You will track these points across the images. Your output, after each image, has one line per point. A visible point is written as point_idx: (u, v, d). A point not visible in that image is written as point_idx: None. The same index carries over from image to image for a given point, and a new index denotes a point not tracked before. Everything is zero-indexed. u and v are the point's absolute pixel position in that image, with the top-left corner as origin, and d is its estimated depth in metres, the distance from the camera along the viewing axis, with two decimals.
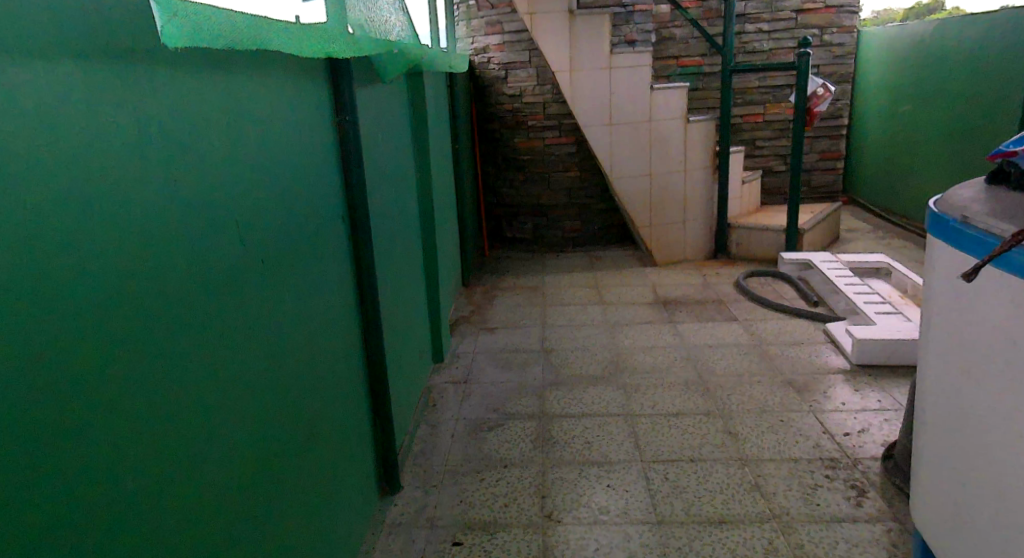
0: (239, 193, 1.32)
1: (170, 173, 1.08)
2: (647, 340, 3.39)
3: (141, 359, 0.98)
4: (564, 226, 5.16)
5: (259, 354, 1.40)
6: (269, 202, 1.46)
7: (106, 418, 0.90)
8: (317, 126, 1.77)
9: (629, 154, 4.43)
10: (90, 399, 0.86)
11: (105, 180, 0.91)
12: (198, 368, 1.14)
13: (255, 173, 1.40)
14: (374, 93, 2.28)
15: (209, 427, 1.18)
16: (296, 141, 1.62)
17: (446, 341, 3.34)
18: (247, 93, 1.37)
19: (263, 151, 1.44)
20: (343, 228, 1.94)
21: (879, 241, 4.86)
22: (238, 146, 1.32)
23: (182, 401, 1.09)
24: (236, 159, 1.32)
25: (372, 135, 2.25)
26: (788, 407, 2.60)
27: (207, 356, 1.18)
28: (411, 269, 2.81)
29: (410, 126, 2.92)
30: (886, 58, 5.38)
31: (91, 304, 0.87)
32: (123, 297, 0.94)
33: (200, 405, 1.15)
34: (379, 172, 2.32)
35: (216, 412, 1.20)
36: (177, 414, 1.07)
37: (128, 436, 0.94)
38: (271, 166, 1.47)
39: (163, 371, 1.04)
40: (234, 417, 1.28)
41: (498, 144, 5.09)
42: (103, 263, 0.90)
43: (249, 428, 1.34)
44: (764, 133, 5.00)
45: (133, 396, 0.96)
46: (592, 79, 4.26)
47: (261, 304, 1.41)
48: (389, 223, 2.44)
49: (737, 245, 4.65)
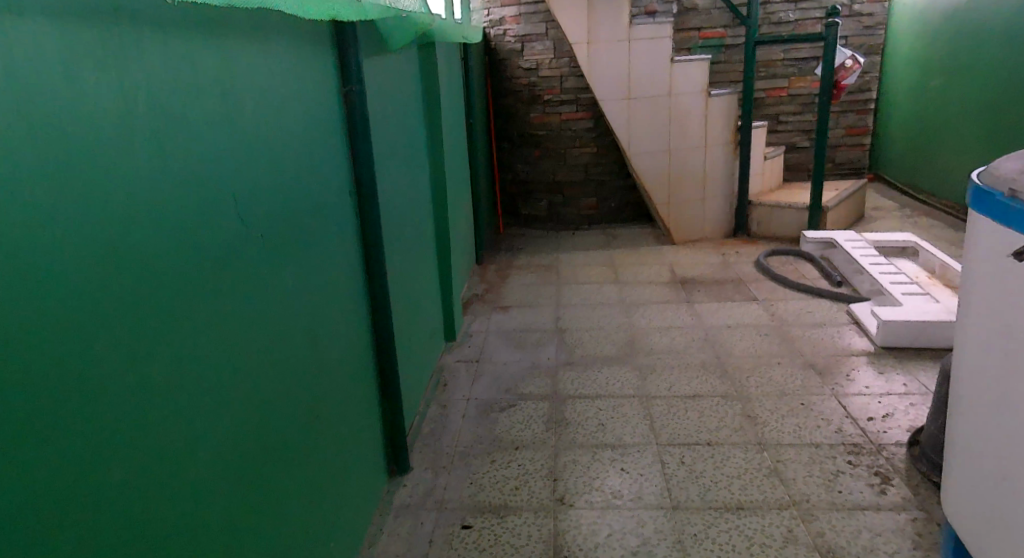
0: (234, 163, 1.24)
1: (157, 139, 0.99)
2: (664, 320, 3.31)
3: (130, 340, 0.91)
4: (579, 203, 5.07)
5: (259, 333, 1.34)
6: (267, 175, 1.38)
7: (91, 406, 0.83)
8: (322, 98, 1.70)
9: (648, 129, 4.31)
10: (71, 380, 0.79)
11: (86, 144, 0.83)
12: (192, 349, 1.07)
13: (253, 143, 1.32)
14: (382, 64, 2.20)
15: (204, 413, 1.11)
16: (298, 111, 1.54)
17: (459, 320, 3.29)
18: (245, 58, 1.29)
19: (261, 122, 1.36)
20: (349, 202, 1.88)
21: (906, 221, 4.70)
22: (233, 113, 1.24)
23: (174, 382, 1.02)
24: (232, 129, 1.24)
25: (380, 107, 2.17)
26: (809, 390, 2.52)
27: (202, 335, 1.11)
28: (422, 247, 2.74)
29: (421, 100, 2.83)
30: (916, 29, 5.17)
31: (71, 279, 0.80)
32: (109, 276, 0.87)
33: (195, 385, 1.08)
34: (387, 145, 2.24)
35: (212, 394, 1.14)
36: (170, 396, 1.01)
37: (115, 424, 0.88)
38: (270, 137, 1.40)
39: (154, 349, 0.97)
40: (232, 398, 1.21)
41: (513, 119, 4.98)
42: (84, 233, 0.82)
43: (246, 415, 1.27)
44: (788, 107, 4.83)
45: (122, 377, 0.89)
46: (611, 51, 4.14)
47: (260, 283, 1.35)
48: (397, 199, 2.37)
49: (758, 224, 4.54)
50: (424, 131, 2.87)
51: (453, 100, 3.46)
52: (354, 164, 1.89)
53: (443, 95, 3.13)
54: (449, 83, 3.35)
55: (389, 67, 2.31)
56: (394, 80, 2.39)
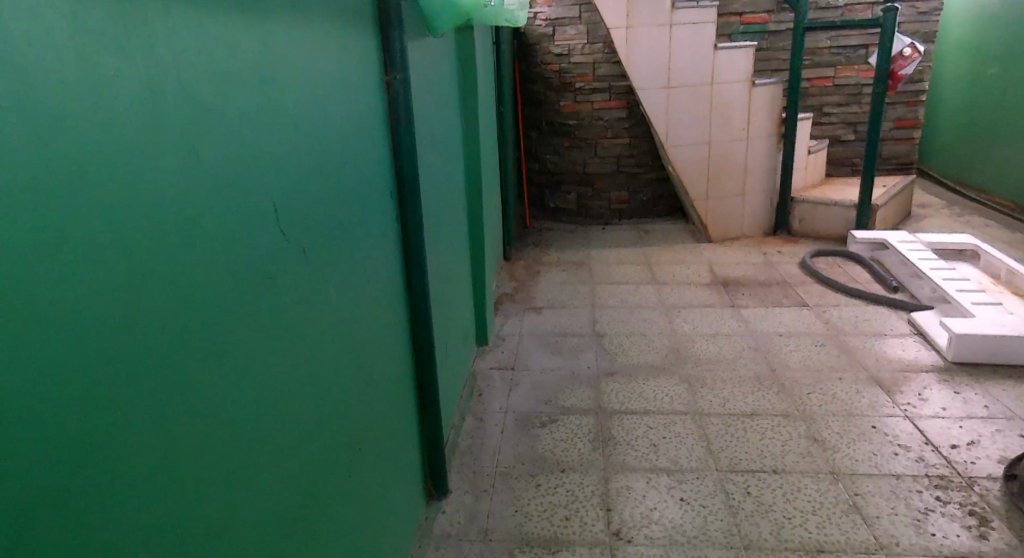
0: (282, 158, 1.02)
1: (196, 125, 0.77)
2: (709, 325, 3.11)
3: (166, 391, 0.70)
4: (609, 196, 4.85)
5: (310, 362, 1.13)
6: (313, 175, 1.17)
7: (122, 496, 0.63)
8: (364, 86, 1.49)
9: (688, 120, 4.08)
10: (81, 457, 0.58)
11: (110, 139, 0.62)
12: (237, 390, 0.86)
13: (300, 135, 1.11)
14: (422, 48, 1.99)
15: (256, 470, 0.91)
16: (341, 100, 1.34)
17: (490, 323, 3.10)
18: (291, 37, 1.09)
19: (307, 111, 1.15)
20: (389, 203, 1.68)
21: (956, 220, 4.45)
22: (281, 99, 1.02)
23: (223, 441, 0.82)
24: (279, 117, 1.01)
25: (420, 95, 1.96)
26: (879, 410, 2.31)
27: (248, 371, 0.89)
28: (456, 246, 2.54)
29: (457, 87, 2.62)
30: (973, 16, 4.88)
31: (83, 319, 0.58)
32: (143, 316, 0.66)
33: (241, 433, 0.87)
34: (425, 138, 2.03)
35: (261, 440, 0.93)
36: (213, 454, 0.79)
37: (155, 512, 0.67)
38: (316, 130, 1.19)
39: (193, 396, 0.75)
40: (281, 443, 1.00)
41: (543, 107, 4.75)
42: (99, 256, 0.60)
43: (300, 463, 1.07)
44: (833, 98, 4.57)
45: (155, 439, 0.68)
46: (652, 36, 3.90)
47: (308, 302, 1.13)
48: (435, 196, 2.17)
49: (800, 221, 4.31)
50: (460, 121, 2.66)
51: (487, 87, 3.24)
52: (395, 160, 1.69)
53: (479, 82, 2.91)
54: (483, 69, 3.13)
55: (429, 52, 2.09)
56: (433, 66, 2.17)
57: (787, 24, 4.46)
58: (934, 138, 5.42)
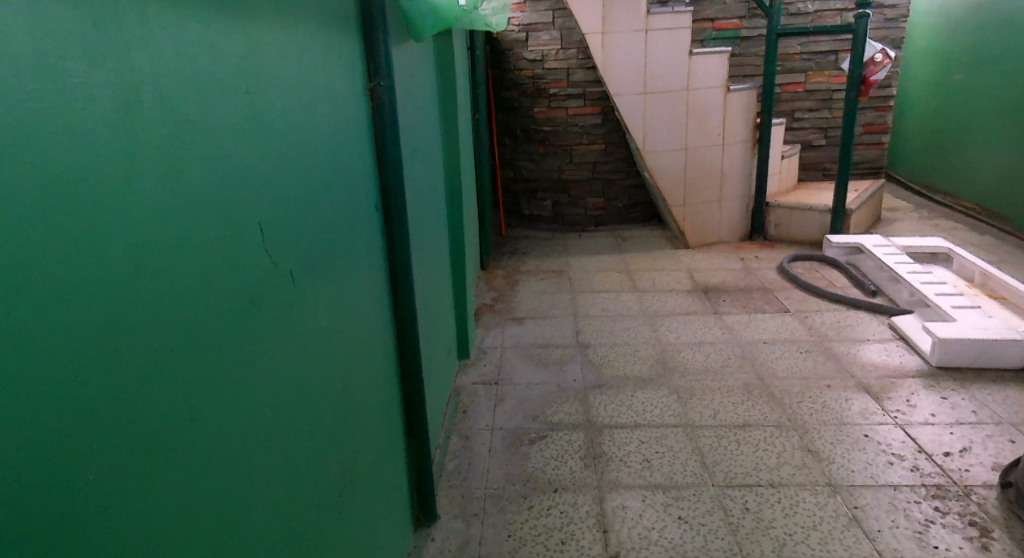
0: (268, 166, 0.92)
1: (174, 124, 0.67)
2: (693, 334, 3.07)
3: (147, 439, 0.60)
4: (586, 203, 4.81)
5: (298, 392, 1.04)
6: (301, 187, 1.08)
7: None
8: (348, 93, 1.41)
9: (665, 126, 4.06)
10: (33, 517, 0.48)
11: (74, 137, 0.53)
12: (222, 424, 0.76)
13: (287, 144, 1.01)
14: (404, 53, 1.91)
15: (244, 521, 0.82)
16: (327, 108, 1.25)
17: (472, 335, 3.02)
18: (279, 38, 1.00)
19: (294, 118, 1.06)
20: (375, 216, 1.59)
21: (926, 223, 4.53)
22: (267, 102, 0.93)
23: (210, 490, 0.72)
24: (264, 122, 0.92)
25: (403, 102, 1.88)
26: (869, 418, 2.30)
27: (234, 402, 0.79)
28: (438, 258, 2.46)
29: (437, 94, 2.54)
30: (939, 23, 4.99)
31: (43, 362, 0.49)
32: (119, 357, 0.57)
33: (229, 479, 0.78)
34: (409, 146, 1.95)
35: (248, 485, 0.83)
36: (198, 502, 0.69)
37: None
38: (303, 139, 1.10)
39: (178, 443, 0.66)
40: (268, 481, 0.90)
41: (517, 113, 4.70)
42: (58, 275, 0.50)
43: (288, 506, 0.97)
44: (804, 103, 4.61)
45: (132, 493, 0.58)
46: (627, 41, 3.88)
47: (295, 323, 1.04)
48: (417, 208, 2.08)
49: (775, 226, 4.33)
50: (440, 129, 2.58)
51: (465, 93, 3.17)
52: (381, 171, 1.61)
53: (458, 88, 2.84)
54: (462, 75, 3.05)
55: (411, 57, 2.02)
56: (415, 72, 2.09)
57: (759, 30, 4.50)
58: (901, 143, 5.52)
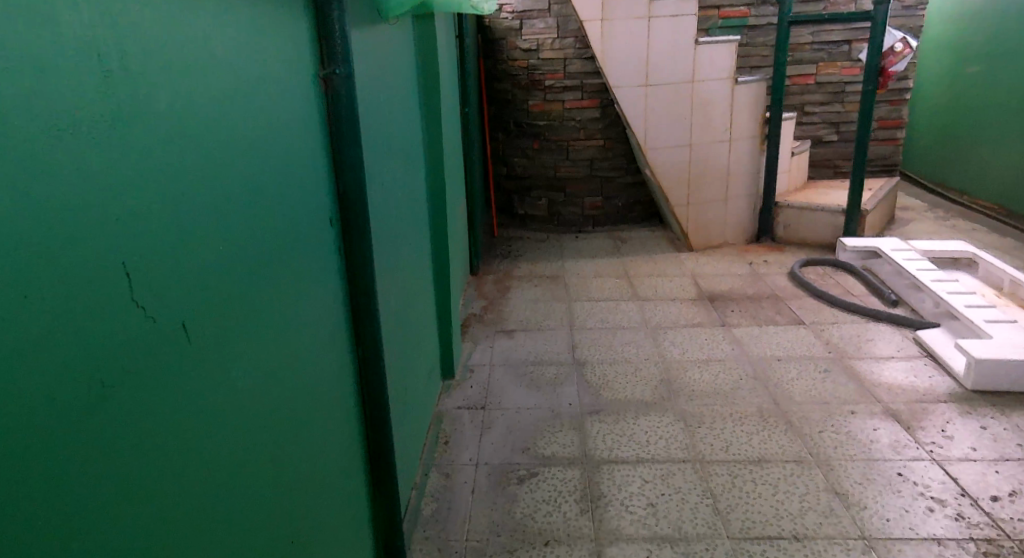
0: (209, 127, 0.75)
1: (39, 56, 0.50)
2: (700, 350, 2.81)
3: None
4: (583, 201, 4.52)
5: (222, 489, 0.77)
6: (258, 158, 0.90)
7: None
8: (296, 86, 1.13)
9: (668, 121, 3.79)
10: None
11: None
12: (140, 441, 0.60)
13: (234, 104, 0.83)
14: (374, 38, 1.63)
15: None
16: (272, 98, 0.98)
17: (457, 353, 2.75)
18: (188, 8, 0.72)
19: (247, 78, 0.88)
20: (331, 232, 1.31)
21: (943, 224, 4.26)
22: (203, 51, 0.75)
23: None
24: (199, 75, 0.74)
25: (371, 95, 1.60)
26: (901, 452, 2.04)
27: (160, 411, 0.64)
28: (416, 272, 2.19)
29: (416, 86, 2.26)
30: (952, 11, 4.72)
31: None
32: None
33: None
34: (378, 146, 1.67)
35: None
36: None
37: None
38: (260, 102, 0.92)
39: None
40: (216, 501, 0.75)
41: (510, 106, 4.42)
42: None
43: None
44: (814, 96, 4.33)
45: None
46: (628, 30, 3.60)
47: (254, 315, 0.88)
48: (390, 216, 1.81)
49: (784, 227, 4.07)
50: (419, 126, 2.31)
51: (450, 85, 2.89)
52: (335, 178, 1.32)
53: (441, 79, 2.57)
54: (446, 65, 2.78)
55: (383, 43, 1.74)
56: (389, 61, 1.81)
57: (768, 18, 4.23)
58: (913, 138, 5.25)
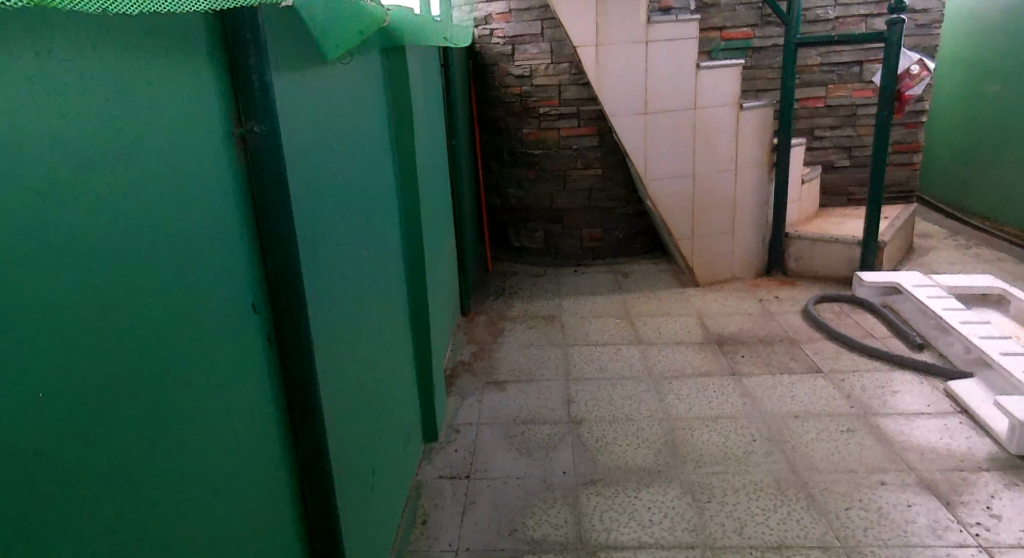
0: (33, 209, 0.57)
1: None
2: (708, 404, 2.56)
3: None
4: (581, 233, 4.29)
5: None
6: (177, 183, 0.81)
7: None
8: (200, 151, 0.89)
9: (669, 150, 3.57)
10: None
11: None
12: None
13: (130, 129, 0.72)
14: (323, 79, 1.41)
15: None
16: (146, 179, 0.74)
17: (441, 411, 2.51)
18: None
19: (158, 99, 0.78)
20: (258, 325, 1.05)
21: (966, 254, 4.00)
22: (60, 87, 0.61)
23: None
24: (79, 96, 0.64)
25: (321, 143, 1.37)
26: (941, 535, 1.78)
27: None
28: (388, 331, 1.96)
29: (387, 124, 2.05)
30: (968, 29, 4.50)
31: None
32: None
33: None
34: (332, 201, 1.44)
35: None
36: None
37: None
38: (146, 163, 0.74)
39: None
40: None
41: (503, 135, 4.22)
42: None
43: None
44: (824, 120, 4.11)
45: None
46: (624, 55, 3.40)
47: (157, 391, 0.74)
48: (350, 277, 1.58)
49: (796, 259, 3.82)
50: (392, 168, 2.09)
51: (432, 119, 2.69)
52: (261, 257, 1.06)
53: (420, 114, 2.36)
54: (426, 98, 2.58)
55: (337, 82, 1.52)
56: (346, 100, 1.59)
57: (773, 39, 4.03)
58: (930, 161, 5.01)
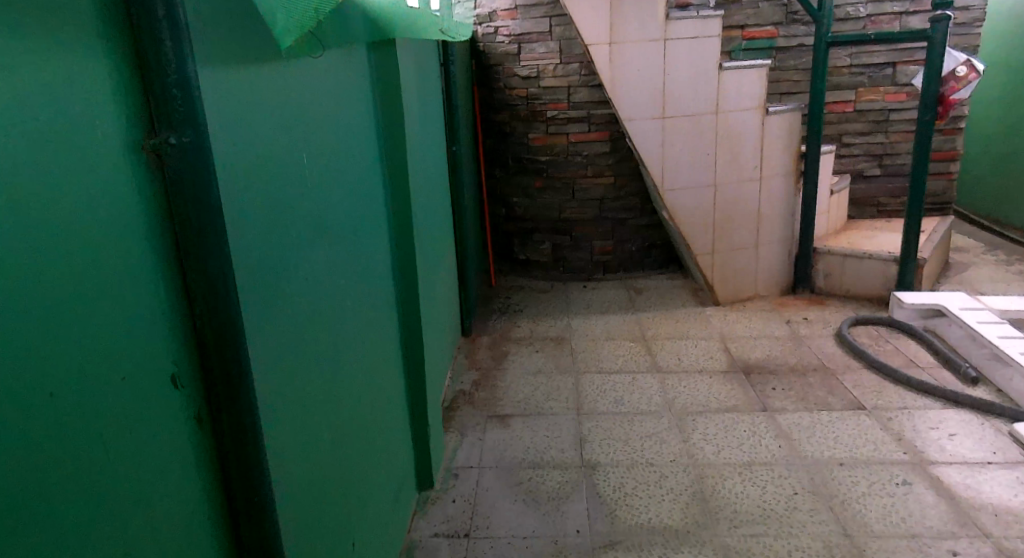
0: None
1: None
2: (739, 446, 2.27)
3: None
4: (592, 246, 4.00)
5: None
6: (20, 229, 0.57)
7: None
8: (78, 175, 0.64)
9: (688, 159, 3.28)
10: None
11: None
12: None
13: None
14: (289, 77, 1.14)
15: None
16: None
17: (438, 452, 2.22)
18: None
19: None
20: (180, 403, 0.80)
21: (1008, 271, 3.70)
22: None
23: None
24: None
25: (281, 156, 1.09)
26: None
27: None
28: (374, 372, 1.67)
29: (374, 130, 1.77)
30: (1020, 31, 4.20)
31: None
32: None
33: None
34: (294, 227, 1.16)
35: None
36: None
37: None
38: None
39: None
40: None
41: (508, 140, 3.95)
42: None
43: None
44: (853, 126, 3.83)
45: None
46: (641, 55, 3.11)
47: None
48: (321, 317, 1.30)
49: (824, 276, 3.53)
50: (379, 181, 1.80)
51: (428, 124, 2.42)
52: (186, 310, 0.81)
53: (413, 118, 2.08)
54: (422, 100, 2.30)
55: (306, 79, 1.24)
56: (319, 102, 1.31)
57: (799, 38, 3.74)
58: (973, 171, 4.71)
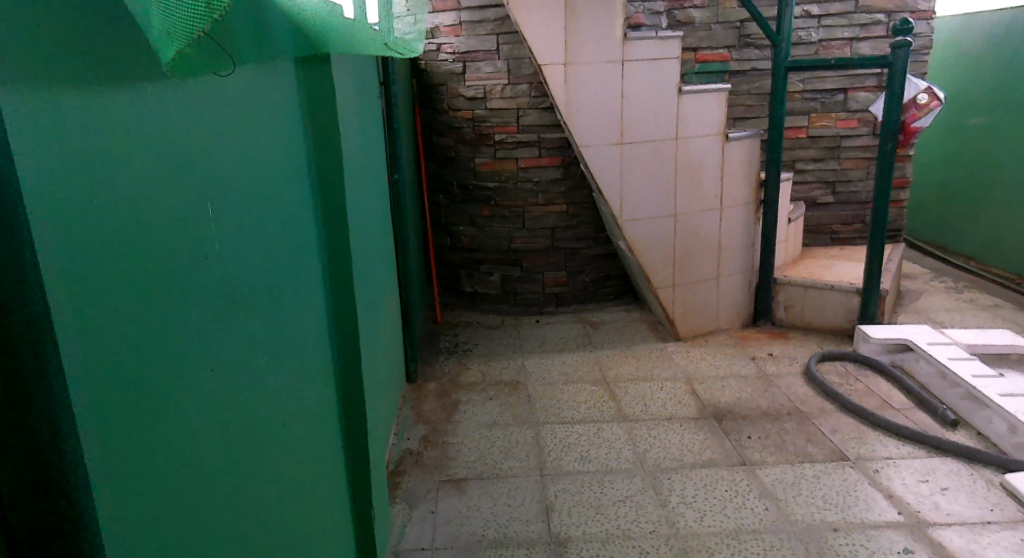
0: None
1: None
2: (722, 509, 2.04)
3: None
4: (544, 277, 3.76)
5: None
6: None
7: None
8: None
9: (647, 188, 3.10)
10: None
11: None
12: None
13: None
14: (182, 105, 0.83)
15: None
16: None
17: (383, 537, 1.89)
18: None
19: None
20: None
21: (960, 299, 3.69)
22: None
23: None
24: None
25: (168, 213, 0.78)
26: None
27: None
28: (306, 465, 1.35)
29: (303, 163, 1.46)
30: (966, 61, 4.28)
31: None
32: None
33: None
34: (192, 307, 0.84)
35: None
36: None
37: None
38: None
39: None
40: None
41: (453, 165, 3.67)
42: None
43: None
44: (807, 152, 3.75)
45: None
46: (597, 77, 2.91)
47: None
48: (236, 417, 0.98)
49: (785, 308, 3.41)
50: (311, 224, 1.49)
51: (366, 150, 2.12)
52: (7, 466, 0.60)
53: (350, 147, 1.78)
54: (359, 125, 2.00)
55: (208, 105, 0.93)
56: (228, 134, 1.00)
57: (752, 62, 3.64)
58: (918, 196, 4.76)
